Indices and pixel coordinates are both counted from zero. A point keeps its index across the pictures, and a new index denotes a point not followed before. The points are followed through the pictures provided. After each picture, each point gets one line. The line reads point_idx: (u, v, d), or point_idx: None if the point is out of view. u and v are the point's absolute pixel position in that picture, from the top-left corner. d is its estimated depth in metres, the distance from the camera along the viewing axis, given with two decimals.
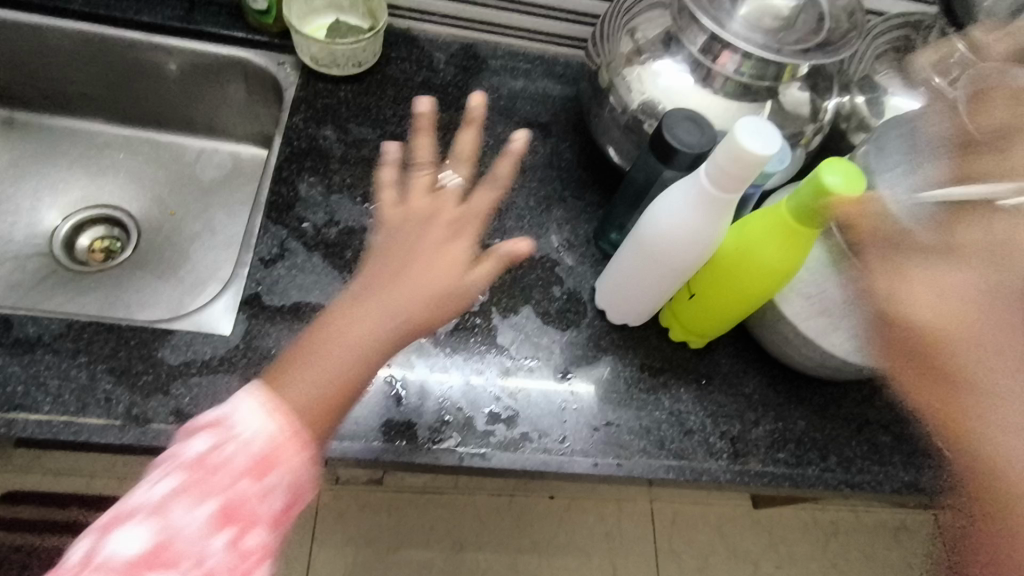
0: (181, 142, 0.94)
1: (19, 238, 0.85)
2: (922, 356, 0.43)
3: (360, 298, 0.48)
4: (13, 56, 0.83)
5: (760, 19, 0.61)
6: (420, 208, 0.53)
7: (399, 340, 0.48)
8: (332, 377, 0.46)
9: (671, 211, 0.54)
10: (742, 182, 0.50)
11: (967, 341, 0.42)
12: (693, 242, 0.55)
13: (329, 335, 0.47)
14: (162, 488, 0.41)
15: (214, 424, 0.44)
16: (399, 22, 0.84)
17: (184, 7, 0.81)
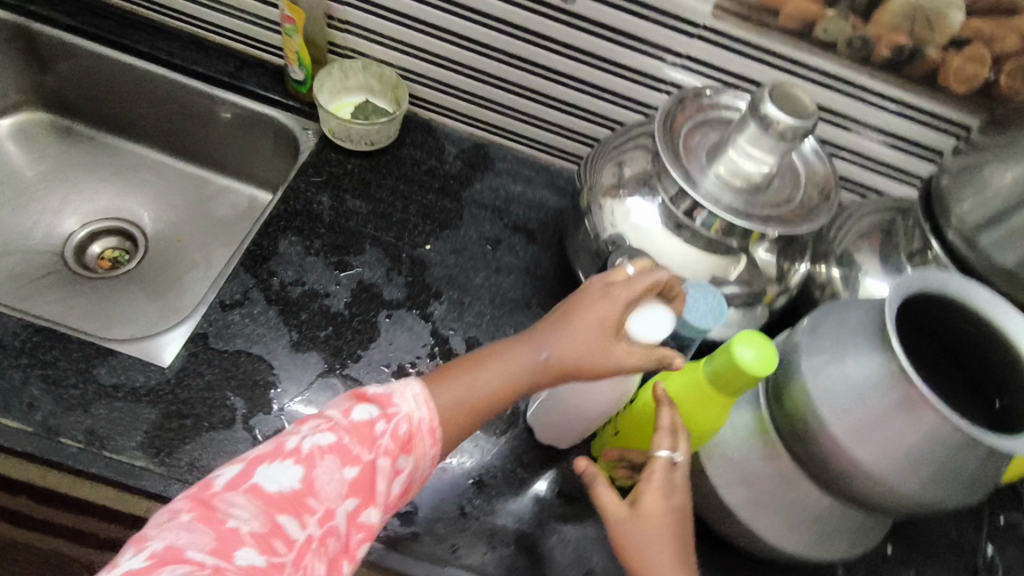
0: (207, 177, 1.01)
1: (39, 234, 0.93)
2: (640, 535, 0.50)
3: (533, 337, 0.55)
4: (84, 78, 0.94)
5: (731, 180, 0.64)
6: (599, 292, 0.54)
7: (536, 378, 0.54)
8: (477, 392, 0.53)
9: None
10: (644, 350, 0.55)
11: (665, 527, 0.50)
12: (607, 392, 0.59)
13: (496, 359, 0.54)
14: (323, 440, 0.47)
15: (380, 399, 0.50)
16: (422, 112, 0.90)
17: (234, 65, 0.90)
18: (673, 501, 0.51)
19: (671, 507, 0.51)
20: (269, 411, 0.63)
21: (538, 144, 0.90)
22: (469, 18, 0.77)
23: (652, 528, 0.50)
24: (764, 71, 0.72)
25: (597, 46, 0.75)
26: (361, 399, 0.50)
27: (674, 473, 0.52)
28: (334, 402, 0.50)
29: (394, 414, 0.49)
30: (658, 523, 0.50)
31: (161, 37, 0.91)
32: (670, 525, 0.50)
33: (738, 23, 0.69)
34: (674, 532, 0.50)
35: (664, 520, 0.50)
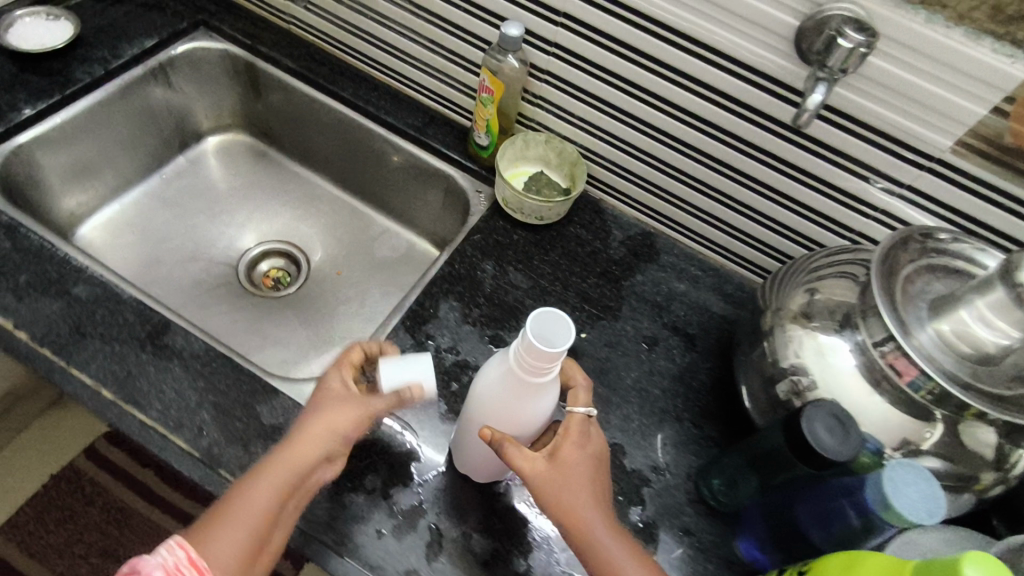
0: (373, 216, 1.05)
1: (221, 246, 1.00)
2: (558, 476, 0.56)
3: (261, 467, 0.54)
4: (288, 110, 1.01)
5: (955, 343, 0.56)
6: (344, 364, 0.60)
7: (287, 480, 0.53)
8: (241, 522, 0.51)
9: (495, 380, 0.56)
10: (547, 366, 0.52)
11: (580, 474, 0.56)
12: (519, 406, 0.56)
13: (251, 491, 0.52)
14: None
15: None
16: (594, 192, 0.89)
17: (424, 121, 0.94)
18: (587, 448, 0.58)
19: (587, 454, 0.58)
20: (408, 482, 0.64)
21: (712, 243, 0.85)
22: (668, 113, 0.75)
23: (574, 474, 0.56)
24: (1003, 218, 0.63)
25: (802, 159, 0.70)
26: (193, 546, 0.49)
27: (579, 434, 0.58)
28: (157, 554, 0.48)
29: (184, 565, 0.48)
30: (580, 469, 0.56)
31: (364, 86, 0.97)
32: (589, 469, 0.57)
33: (983, 163, 0.61)
34: (593, 477, 0.57)
35: (582, 467, 0.57)
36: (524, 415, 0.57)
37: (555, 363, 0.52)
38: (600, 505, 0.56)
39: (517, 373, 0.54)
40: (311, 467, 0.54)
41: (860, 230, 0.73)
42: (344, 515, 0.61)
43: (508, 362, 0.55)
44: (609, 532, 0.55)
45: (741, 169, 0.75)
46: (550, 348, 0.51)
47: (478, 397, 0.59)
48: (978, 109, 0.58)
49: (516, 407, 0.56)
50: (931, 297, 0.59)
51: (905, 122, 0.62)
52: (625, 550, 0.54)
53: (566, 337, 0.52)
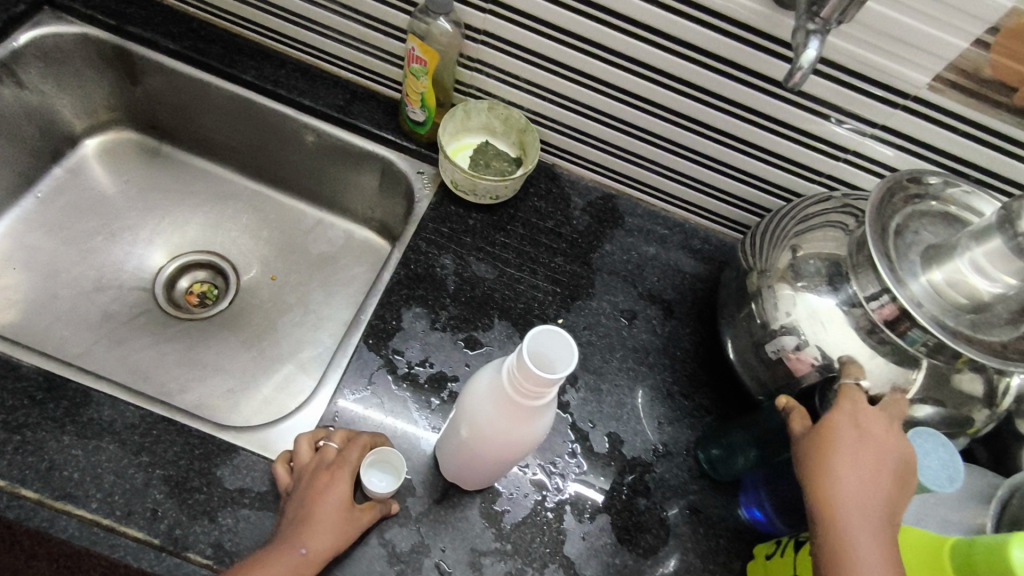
0: (301, 208, 0.94)
1: (129, 268, 0.87)
2: (813, 451, 0.49)
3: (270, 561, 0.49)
4: (178, 98, 0.86)
5: (951, 295, 0.54)
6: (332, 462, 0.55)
7: None
8: None
9: (484, 398, 0.46)
10: (542, 394, 0.41)
11: (820, 449, 0.49)
12: (511, 431, 0.46)
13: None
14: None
15: None
16: (547, 157, 0.82)
17: (344, 97, 0.82)
18: (889, 437, 0.49)
19: (898, 460, 0.48)
20: (404, 520, 0.58)
21: (676, 200, 0.80)
22: (626, 68, 0.68)
23: (860, 455, 0.48)
24: (978, 150, 0.62)
25: (772, 107, 0.66)
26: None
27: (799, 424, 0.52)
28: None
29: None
30: (861, 447, 0.49)
31: (267, 63, 0.83)
32: (892, 461, 0.48)
33: (962, 97, 0.58)
34: (905, 476, 0.48)
35: (903, 476, 0.48)
36: (519, 438, 0.47)
37: (554, 388, 0.40)
38: (862, 481, 0.47)
39: (509, 395, 0.42)
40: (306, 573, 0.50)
41: (831, 174, 0.70)
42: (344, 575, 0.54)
43: (500, 381, 0.43)
44: (852, 493, 0.47)
45: (707, 122, 0.70)
46: (544, 373, 0.38)
47: (472, 410, 0.49)
48: (961, 42, 0.55)
49: (508, 431, 0.46)
50: (921, 248, 0.57)
51: (881, 60, 0.58)
52: (868, 509, 0.47)
53: (567, 357, 0.39)
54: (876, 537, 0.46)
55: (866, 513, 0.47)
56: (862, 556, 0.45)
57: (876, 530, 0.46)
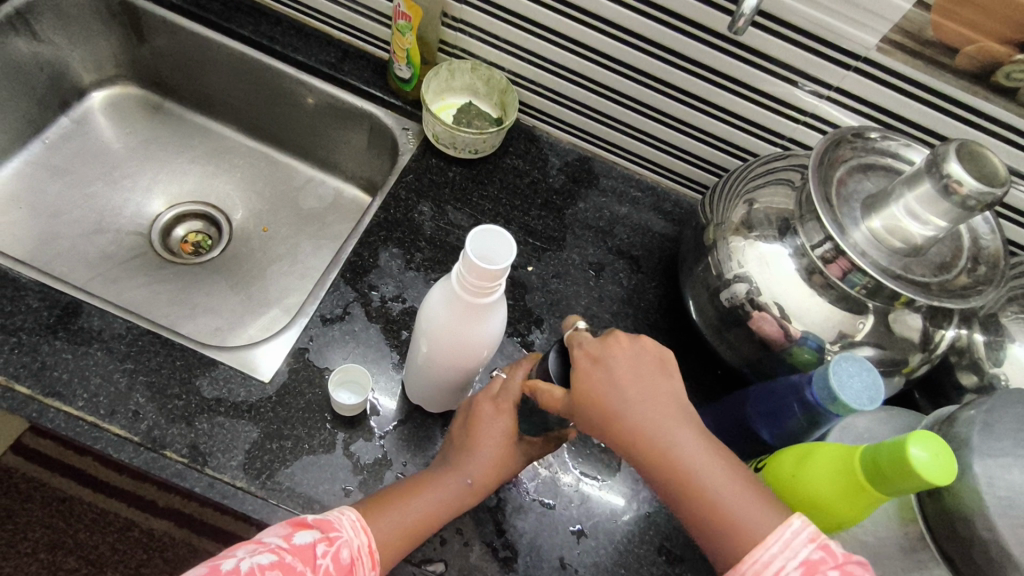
0: (295, 166, 0.98)
1: (128, 214, 0.91)
2: (599, 416, 0.50)
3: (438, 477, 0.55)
4: (180, 54, 0.91)
5: (887, 238, 0.58)
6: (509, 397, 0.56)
7: (459, 502, 0.55)
8: (418, 513, 0.53)
9: (436, 308, 0.50)
10: (489, 289, 0.45)
11: (607, 410, 0.49)
12: (463, 337, 0.50)
13: (417, 495, 0.54)
14: (264, 558, 0.44)
15: (318, 526, 0.48)
16: (527, 119, 0.86)
17: (336, 56, 0.87)
18: (627, 352, 0.51)
19: (645, 361, 0.51)
20: (370, 436, 0.61)
21: (647, 162, 0.84)
22: (598, 29, 0.72)
23: (616, 381, 0.50)
24: (922, 110, 0.65)
25: (733, 68, 0.70)
26: (302, 525, 0.48)
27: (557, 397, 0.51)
28: (269, 533, 0.47)
29: (338, 539, 0.48)
30: (618, 373, 0.50)
31: (264, 21, 0.89)
32: (650, 371, 0.51)
33: (907, 58, 0.62)
34: (661, 371, 0.51)
35: (657, 375, 0.51)
36: (472, 345, 0.51)
37: (502, 280, 0.44)
38: (637, 399, 0.49)
39: (464, 298, 0.46)
40: (457, 493, 0.55)
41: (791, 136, 0.73)
42: (304, 478, 0.58)
43: (451, 286, 0.47)
44: (648, 420, 0.49)
45: (674, 83, 0.73)
46: (491, 266, 0.42)
47: (425, 325, 0.52)
48: (902, 3, 0.59)
49: (462, 337, 0.50)
50: (863, 197, 0.60)
51: (831, 21, 0.62)
52: (674, 430, 0.49)
53: (510, 250, 0.44)
54: (681, 426, 0.49)
55: (677, 436, 0.49)
56: (697, 469, 0.48)
57: (679, 425, 0.49)
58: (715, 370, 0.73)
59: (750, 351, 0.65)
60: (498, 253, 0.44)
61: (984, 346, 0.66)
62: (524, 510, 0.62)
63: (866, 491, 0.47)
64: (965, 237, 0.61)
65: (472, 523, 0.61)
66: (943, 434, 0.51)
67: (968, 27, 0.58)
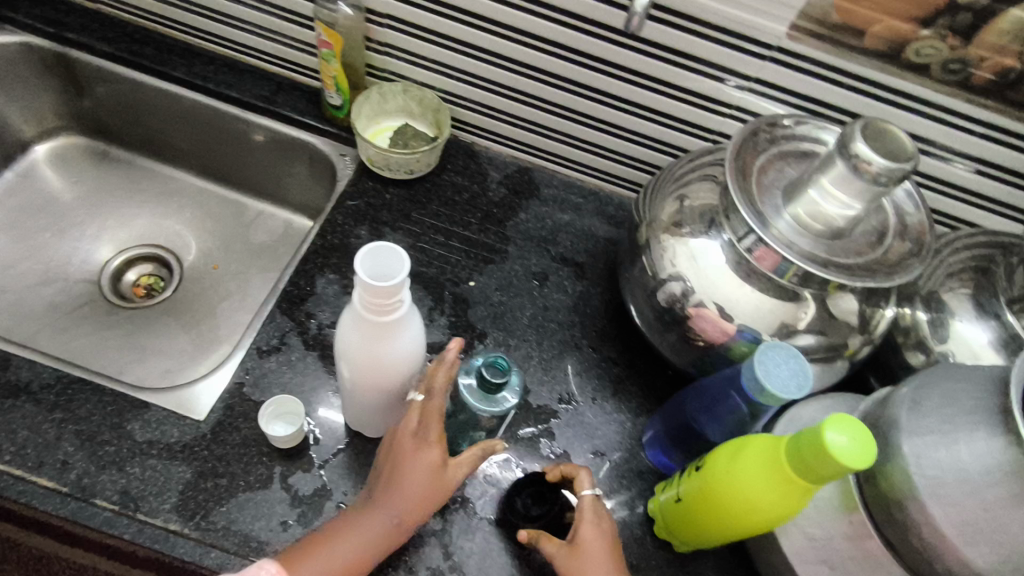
0: (244, 202, 0.98)
1: (76, 261, 0.91)
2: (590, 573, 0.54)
3: (363, 515, 0.54)
4: (120, 101, 0.92)
5: (809, 223, 0.57)
6: (431, 431, 0.54)
7: (393, 541, 0.54)
8: (343, 560, 0.52)
9: (346, 330, 0.49)
10: (393, 305, 0.44)
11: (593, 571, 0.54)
12: (379, 355, 0.49)
13: (339, 540, 0.52)
14: None
15: None
16: (464, 136, 0.86)
17: (270, 89, 0.88)
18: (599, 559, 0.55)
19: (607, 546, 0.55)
20: (308, 467, 0.60)
21: (588, 168, 0.84)
22: (517, 40, 0.72)
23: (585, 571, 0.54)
24: (842, 94, 0.66)
25: (654, 67, 0.70)
26: None
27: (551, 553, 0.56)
28: None
29: None
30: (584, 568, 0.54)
31: (197, 61, 0.89)
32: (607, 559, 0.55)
33: (817, 43, 0.62)
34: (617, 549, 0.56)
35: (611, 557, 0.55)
36: (390, 362, 0.50)
37: (404, 292, 0.43)
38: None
39: (369, 318, 0.45)
40: (389, 531, 0.53)
41: (720, 130, 0.74)
42: (243, 515, 0.56)
43: (354, 305, 0.46)
44: None
45: (600, 88, 0.74)
46: (387, 282, 0.41)
47: (339, 348, 0.51)
48: None
49: (377, 356, 0.49)
50: (785, 184, 0.60)
51: (737, 12, 0.62)
52: None
53: (407, 259, 0.42)
54: None
55: None
56: None
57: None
58: (666, 371, 0.72)
59: (691, 348, 0.65)
60: (399, 267, 0.43)
61: (928, 325, 0.65)
62: (471, 530, 0.61)
63: (796, 484, 0.45)
64: (890, 216, 0.60)
65: (418, 547, 0.60)
66: (876, 416, 0.51)
67: (866, 6, 0.59)
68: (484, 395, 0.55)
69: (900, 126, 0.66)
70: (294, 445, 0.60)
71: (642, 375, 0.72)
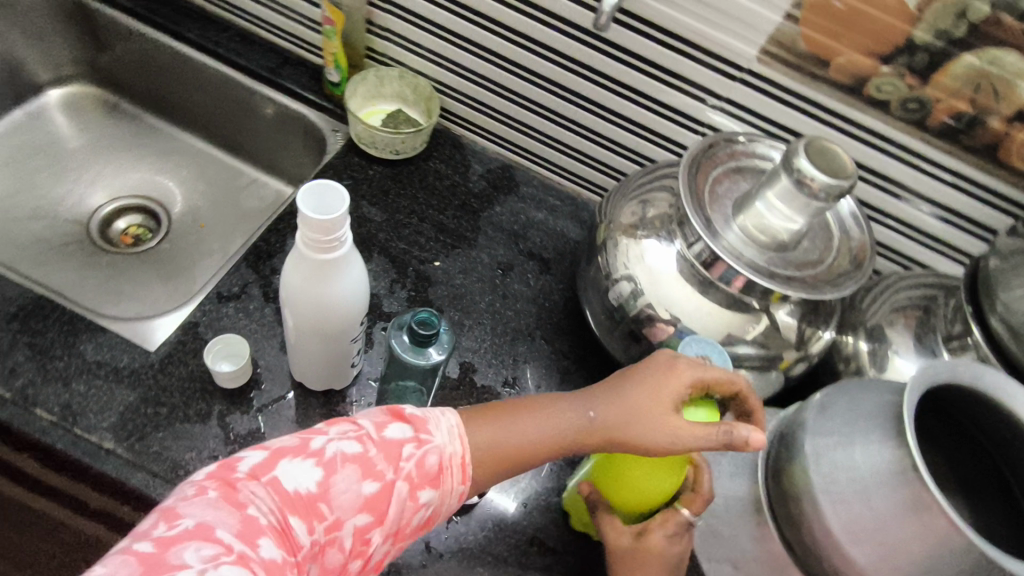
0: (239, 168, 1.01)
1: (70, 203, 0.95)
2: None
3: (575, 400, 0.51)
4: (134, 57, 0.97)
5: (754, 235, 0.60)
6: (695, 381, 0.49)
7: (577, 440, 0.50)
8: (515, 435, 0.50)
9: (289, 272, 0.51)
10: (333, 244, 0.47)
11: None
12: (319, 297, 0.51)
13: (538, 413, 0.51)
14: (348, 446, 0.45)
15: (377, 434, 0.46)
16: (452, 127, 0.89)
17: (276, 62, 0.92)
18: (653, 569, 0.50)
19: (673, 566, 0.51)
20: (246, 409, 0.61)
21: (567, 172, 0.87)
22: (508, 38, 0.76)
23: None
24: (807, 122, 0.68)
25: (634, 78, 0.73)
26: (399, 417, 0.48)
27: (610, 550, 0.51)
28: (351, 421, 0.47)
29: (426, 443, 0.47)
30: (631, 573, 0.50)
31: (212, 27, 0.94)
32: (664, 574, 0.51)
33: (784, 70, 0.66)
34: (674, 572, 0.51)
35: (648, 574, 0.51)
36: (330, 308, 0.52)
37: (342, 230, 0.46)
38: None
39: (310, 257, 0.48)
40: (561, 431, 0.50)
41: None
42: (175, 444, 0.58)
43: (296, 246, 0.49)
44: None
45: (581, 92, 0.76)
46: (326, 218, 0.44)
47: (282, 292, 0.53)
48: (771, 14, 0.63)
49: (317, 300, 0.51)
50: (736, 197, 0.62)
51: (711, 32, 0.66)
52: None
53: (347, 199, 0.45)
54: None
55: None
56: None
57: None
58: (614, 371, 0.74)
59: (635, 346, 0.66)
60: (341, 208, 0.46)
61: (868, 354, 0.66)
62: None
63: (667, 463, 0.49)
64: (836, 237, 0.63)
65: None
66: (791, 421, 0.52)
67: (830, 38, 0.62)
68: (415, 350, 0.55)
69: (860, 160, 0.69)
70: (237, 386, 0.62)
71: (590, 372, 0.74)
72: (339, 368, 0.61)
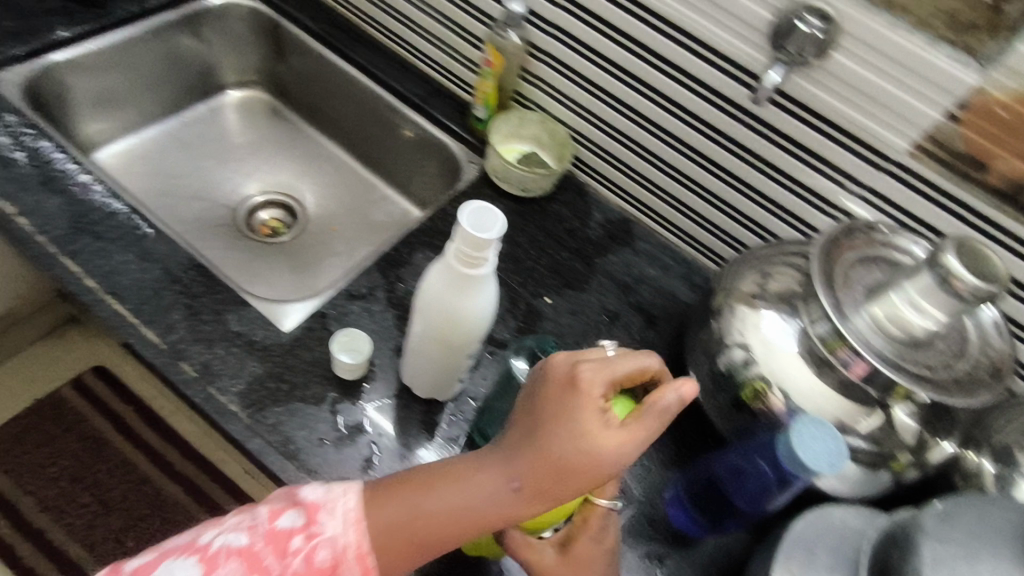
0: (374, 182, 1.10)
1: (227, 189, 1.06)
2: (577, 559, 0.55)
3: (482, 462, 0.50)
4: (307, 72, 1.08)
5: (886, 326, 0.58)
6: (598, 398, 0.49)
7: (506, 509, 0.48)
8: (432, 505, 0.49)
9: (429, 282, 0.55)
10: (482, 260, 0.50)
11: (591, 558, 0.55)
12: (453, 309, 0.55)
13: (451, 481, 0.50)
14: (235, 540, 0.48)
15: (243, 552, 0.47)
16: (579, 174, 0.92)
17: (430, 93, 1.00)
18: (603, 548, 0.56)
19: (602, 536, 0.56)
20: (356, 401, 0.66)
21: (684, 235, 0.87)
22: (653, 99, 0.78)
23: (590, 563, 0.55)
24: (953, 223, 0.66)
25: (773, 154, 0.74)
26: (293, 501, 0.49)
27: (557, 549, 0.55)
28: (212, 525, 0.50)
29: (318, 535, 0.48)
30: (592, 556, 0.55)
31: (379, 55, 1.03)
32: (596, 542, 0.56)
33: (937, 167, 0.65)
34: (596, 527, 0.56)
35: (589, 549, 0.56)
36: (460, 320, 0.56)
37: (490, 251, 0.50)
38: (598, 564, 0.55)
39: (457, 270, 0.52)
40: (487, 502, 0.49)
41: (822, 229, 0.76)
42: (291, 420, 0.63)
43: (445, 257, 0.53)
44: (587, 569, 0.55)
45: (716, 160, 0.78)
46: (483, 235, 0.48)
47: (417, 299, 0.57)
48: (932, 112, 0.62)
49: (452, 310, 0.55)
50: (867, 285, 0.61)
51: (865, 120, 0.66)
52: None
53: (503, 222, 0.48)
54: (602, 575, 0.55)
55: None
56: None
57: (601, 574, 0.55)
58: (707, 438, 0.72)
59: (736, 415, 0.66)
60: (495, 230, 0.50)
61: (992, 475, 0.62)
62: None
63: None
64: (971, 338, 0.61)
65: None
66: (904, 523, 0.50)
67: (993, 142, 0.61)
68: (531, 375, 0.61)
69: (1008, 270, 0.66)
70: (352, 378, 0.66)
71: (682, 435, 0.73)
72: (450, 379, 0.64)
